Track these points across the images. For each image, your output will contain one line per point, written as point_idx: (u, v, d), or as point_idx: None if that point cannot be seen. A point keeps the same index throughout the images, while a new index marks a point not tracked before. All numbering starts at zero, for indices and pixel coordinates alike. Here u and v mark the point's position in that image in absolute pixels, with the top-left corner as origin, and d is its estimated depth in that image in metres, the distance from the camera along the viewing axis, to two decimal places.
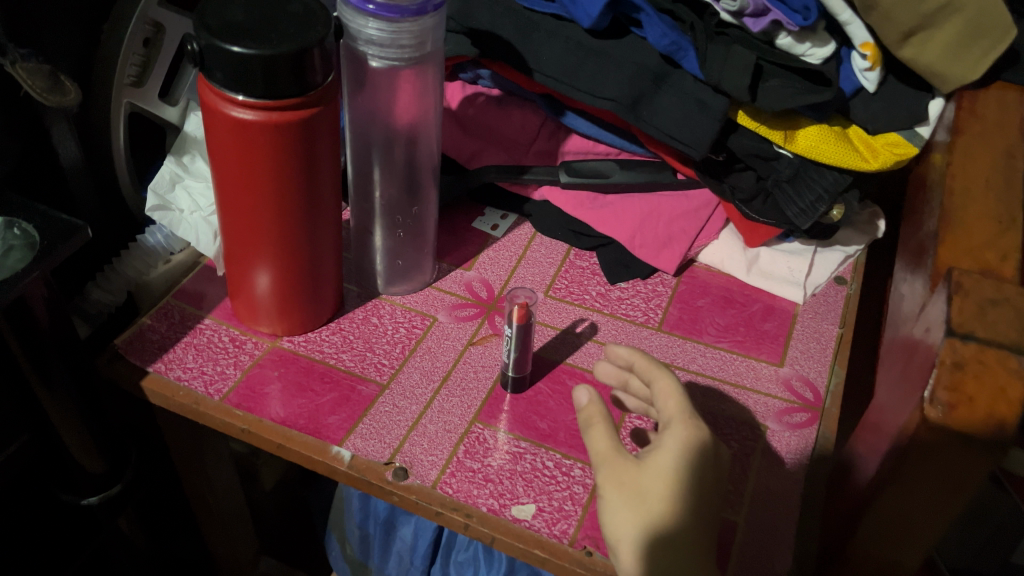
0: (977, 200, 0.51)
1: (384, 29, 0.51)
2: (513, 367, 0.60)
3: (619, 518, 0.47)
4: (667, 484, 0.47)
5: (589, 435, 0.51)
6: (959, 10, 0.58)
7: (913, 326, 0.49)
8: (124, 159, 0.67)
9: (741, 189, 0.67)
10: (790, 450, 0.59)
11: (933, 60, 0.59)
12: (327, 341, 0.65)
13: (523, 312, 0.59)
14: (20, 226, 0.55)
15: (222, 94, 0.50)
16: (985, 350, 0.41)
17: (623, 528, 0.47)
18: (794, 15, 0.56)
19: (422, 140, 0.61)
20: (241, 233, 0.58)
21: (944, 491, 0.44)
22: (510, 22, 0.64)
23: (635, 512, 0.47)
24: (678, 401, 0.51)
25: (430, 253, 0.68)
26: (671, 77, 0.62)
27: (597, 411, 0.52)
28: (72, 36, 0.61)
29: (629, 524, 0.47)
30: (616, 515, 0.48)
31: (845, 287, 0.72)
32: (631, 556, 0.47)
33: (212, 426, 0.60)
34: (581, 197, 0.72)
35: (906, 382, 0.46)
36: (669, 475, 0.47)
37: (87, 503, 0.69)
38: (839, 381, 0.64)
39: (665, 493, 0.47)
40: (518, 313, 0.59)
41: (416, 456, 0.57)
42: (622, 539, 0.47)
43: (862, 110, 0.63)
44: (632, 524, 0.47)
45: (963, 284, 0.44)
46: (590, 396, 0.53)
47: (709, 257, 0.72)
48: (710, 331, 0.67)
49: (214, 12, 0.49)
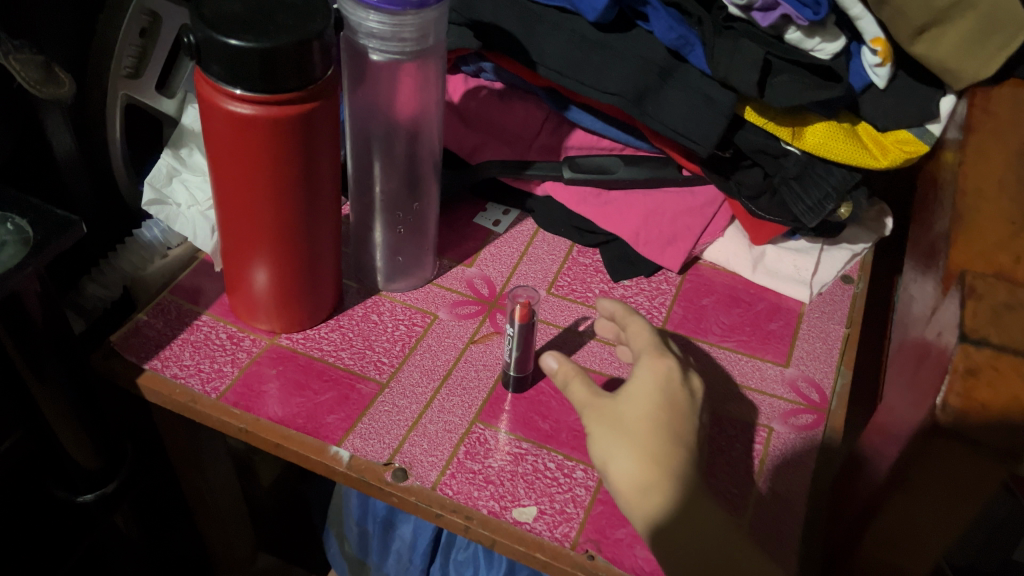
0: (990, 201, 0.50)
1: (385, 22, 0.50)
2: (515, 367, 0.60)
3: (609, 451, 0.50)
4: (642, 404, 0.52)
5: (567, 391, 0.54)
6: (974, 5, 0.56)
7: (923, 329, 0.48)
8: (120, 151, 0.65)
9: (747, 186, 0.66)
10: (796, 452, 0.58)
11: (945, 56, 0.58)
12: (326, 338, 0.64)
13: (525, 311, 0.58)
14: (12, 221, 0.54)
15: (220, 87, 0.49)
16: (999, 356, 0.40)
17: (612, 456, 0.50)
18: (804, 9, 0.55)
19: (423, 134, 0.60)
20: (238, 229, 0.57)
21: (954, 498, 0.43)
22: (513, 14, 0.63)
23: (620, 439, 0.50)
24: (649, 337, 0.57)
25: (430, 249, 0.67)
26: (677, 72, 0.61)
27: (569, 369, 0.55)
28: (67, 26, 0.60)
29: (616, 452, 0.50)
30: (605, 450, 0.51)
31: (852, 286, 0.71)
32: (622, 475, 0.49)
33: (209, 424, 0.59)
34: (585, 192, 0.71)
35: (917, 386, 0.45)
36: (644, 399, 0.52)
37: (82, 501, 0.68)
38: (846, 382, 0.63)
39: (643, 414, 0.51)
40: (520, 312, 0.58)
41: (416, 457, 0.56)
42: (615, 470, 0.50)
43: (871, 108, 0.62)
44: (619, 449, 0.50)
45: (977, 287, 0.43)
46: (558, 358, 0.56)
47: (714, 255, 0.71)
48: (714, 330, 0.66)
49: (212, 3, 0.48)
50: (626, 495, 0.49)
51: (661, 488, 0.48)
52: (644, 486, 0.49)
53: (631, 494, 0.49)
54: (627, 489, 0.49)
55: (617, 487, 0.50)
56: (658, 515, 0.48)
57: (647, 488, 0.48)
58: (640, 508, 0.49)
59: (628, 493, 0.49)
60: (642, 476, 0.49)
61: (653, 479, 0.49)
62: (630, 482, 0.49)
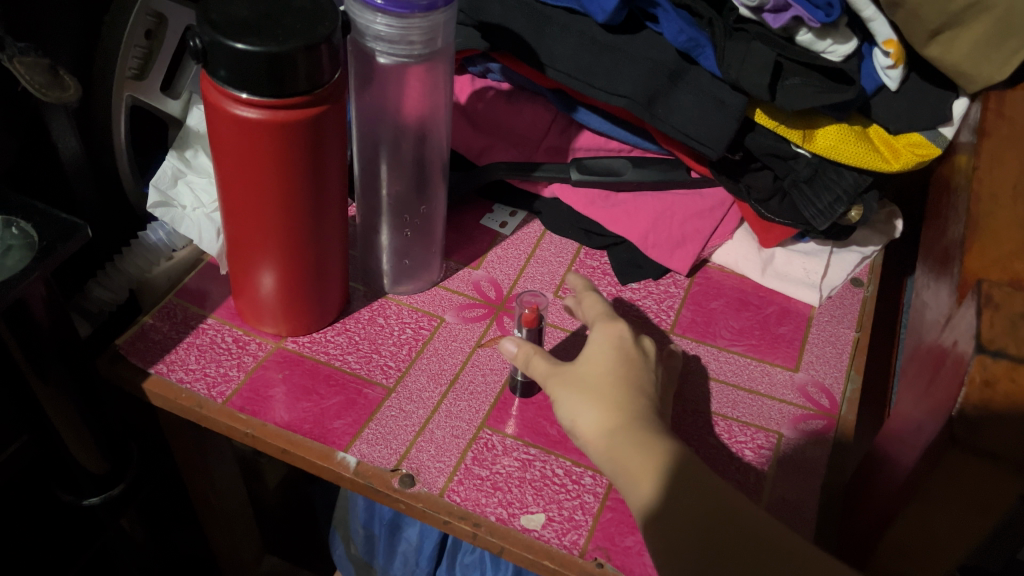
0: (1006, 207, 0.49)
1: (393, 25, 0.49)
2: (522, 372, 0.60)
3: (575, 407, 0.51)
4: (599, 364, 0.53)
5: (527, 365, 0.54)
6: (988, 8, 0.55)
7: (938, 336, 0.48)
8: (126, 156, 0.65)
9: (757, 188, 0.66)
10: (805, 459, 0.57)
11: (960, 59, 0.57)
12: (333, 342, 0.64)
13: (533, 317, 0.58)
14: (19, 225, 0.54)
15: (225, 91, 0.48)
16: (1017, 367, 0.39)
17: (578, 411, 0.51)
18: (816, 11, 0.55)
19: (431, 137, 0.59)
20: (244, 232, 0.56)
21: (968, 509, 0.43)
22: (522, 15, 0.62)
23: (582, 396, 0.51)
24: (604, 308, 0.58)
25: (437, 252, 0.67)
26: (687, 74, 0.61)
27: (529, 347, 0.55)
28: (71, 29, 0.59)
29: (581, 408, 0.51)
30: (570, 409, 0.51)
31: (862, 289, 0.70)
32: (591, 426, 0.50)
33: (216, 430, 0.59)
34: (593, 195, 0.70)
35: (931, 395, 0.45)
36: (600, 358, 0.53)
37: (88, 503, 0.67)
38: (856, 388, 0.62)
39: (602, 373, 0.52)
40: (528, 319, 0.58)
41: (424, 463, 0.56)
42: (583, 425, 0.51)
43: (884, 110, 0.61)
44: (582, 403, 0.51)
45: (993, 296, 0.42)
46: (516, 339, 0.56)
47: (722, 257, 0.71)
48: (723, 334, 0.66)
49: (218, 7, 0.48)
50: (596, 445, 0.50)
51: (629, 437, 0.49)
52: (609, 432, 0.49)
53: (597, 442, 0.50)
54: (596, 442, 0.50)
55: (586, 440, 0.50)
56: (635, 464, 0.48)
57: (614, 438, 0.49)
58: (613, 458, 0.49)
59: (598, 444, 0.50)
60: (607, 425, 0.50)
61: (619, 429, 0.49)
62: (597, 432, 0.50)
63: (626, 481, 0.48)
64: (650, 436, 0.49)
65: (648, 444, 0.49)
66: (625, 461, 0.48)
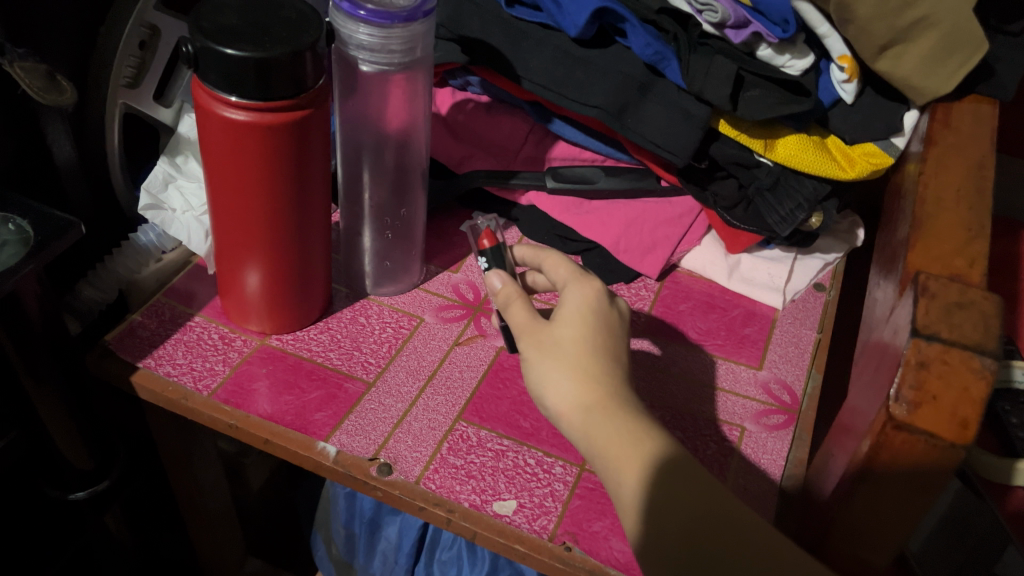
0: (949, 209, 0.52)
1: (374, 34, 0.52)
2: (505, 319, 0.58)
3: (546, 373, 0.51)
4: (570, 326, 0.52)
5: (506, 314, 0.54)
6: (934, 24, 0.59)
7: (884, 330, 0.51)
8: (116, 158, 0.67)
9: (723, 197, 0.69)
10: (766, 451, 0.60)
11: (908, 72, 0.61)
12: (315, 339, 0.66)
13: (491, 238, 0.58)
14: (15, 222, 0.56)
15: (215, 95, 0.51)
16: (949, 350, 0.42)
17: (551, 378, 0.51)
18: (774, 27, 0.59)
19: (411, 145, 0.62)
20: (230, 231, 0.59)
21: (910, 491, 0.45)
22: (499, 30, 0.66)
23: (553, 366, 0.51)
24: (567, 267, 0.57)
25: (417, 256, 0.70)
26: (655, 86, 0.64)
27: (512, 288, 0.54)
28: (69, 37, 0.62)
29: (553, 378, 0.51)
30: (542, 378, 0.52)
31: (825, 293, 0.74)
32: (565, 396, 0.51)
33: (201, 422, 0.61)
34: (568, 203, 0.74)
35: (877, 382, 0.48)
36: (577, 321, 0.52)
37: (74, 498, 0.69)
38: (816, 385, 0.65)
39: (573, 337, 0.52)
40: (487, 245, 0.58)
41: (401, 452, 0.58)
42: (554, 398, 0.51)
43: (840, 121, 0.65)
44: (553, 371, 0.51)
45: (930, 287, 0.45)
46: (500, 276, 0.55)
47: (691, 263, 0.74)
48: (691, 334, 0.69)
49: (208, 14, 0.51)
50: (571, 417, 0.51)
51: (605, 418, 0.50)
52: (586, 405, 0.50)
53: (572, 413, 0.51)
54: (572, 419, 0.51)
55: (560, 410, 0.51)
56: (619, 452, 0.49)
57: (591, 419, 0.50)
58: (592, 442, 0.50)
59: (574, 421, 0.51)
60: (584, 401, 0.50)
61: (595, 408, 0.50)
62: (572, 409, 0.51)
63: (608, 469, 0.49)
64: (626, 421, 0.50)
65: (629, 433, 0.49)
66: (604, 446, 0.49)
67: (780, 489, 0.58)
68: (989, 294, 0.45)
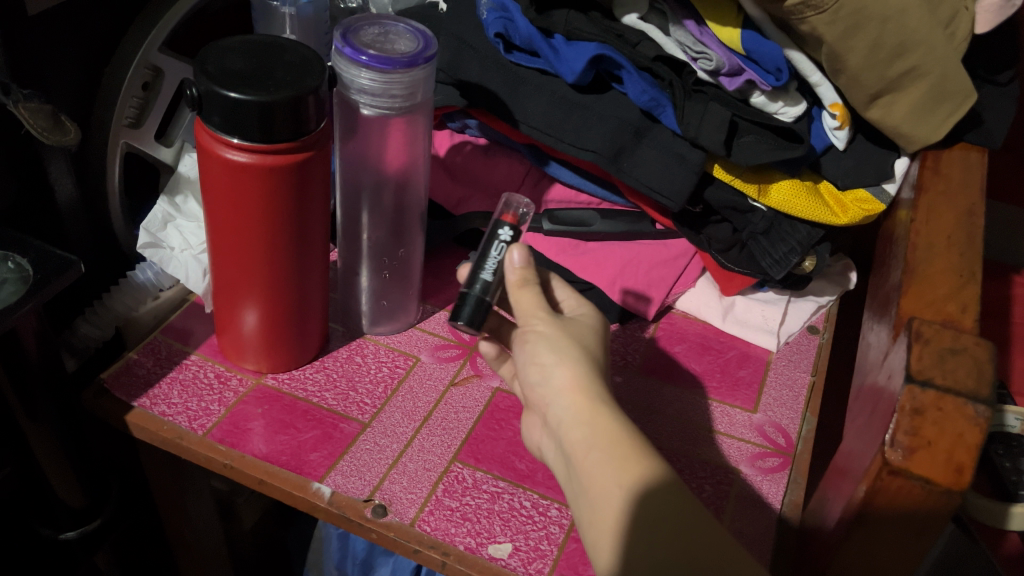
0: (940, 255, 0.53)
1: (376, 79, 0.53)
2: (488, 292, 0.55)
3: (559, 349, 0.51)
4: (580, 328, 0.53)
5: (512, 293, 0.54)
6: (923, 76, 0.60)
7: (878, 374, 0.51)
8: (119, 200, 0.69)
9: (717, 240, 0.70)
10: (761, 493, 0.60)
11: (898, 121, 0.63)
12: (311, 379, 0.66)
13: (513, 219, 0.56)
14: (15, 260, 0.56)
15: (219, 137, 0.52)
16: (943, 397, 0.43)
17: (561, 355, 0.50)
18: (767, 76, 0.60)
19: (410, 187, 0.63)
20: (229, 271, 0.59)
21: (905, 536, 0.45)
22: (498, 75, 0.67)
23: (566, 348, 0.51)
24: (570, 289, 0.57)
25: (415, 295, 0.70)
26: (650, 131, 0.65)
27: (532, 273, 0.54)
28: (73, 79, 0.63)
29: (566, 357, 0.50)
30: (553, 353, 0.50)
31: (818, 335, 0.75)
32: (569, 375, 0.50)
33: (195, 461, 0.60)
34: (563, 244, 0.73)
35: (872, 427, 0.48)
36: (590, 330, 0.53)
37: (65, 538, 0.69)
38: (811, 428, 0.66)
39: (584, 336, 0.53)
40: (508, 222, 0.56)
41: (396, 494, 0.58)
42: (560, 375, 0.50)
43: (833, 167, 0.67)
44: (567, 350, 0.51)
45: (923, 332, 0.46)
46: (524, 250, 0.54)
47: (686, 304, 0.75)
48: (686, 376, 0.69)
49: (212, 59, 0.51)
50: (569, 398, 0.49)
51: (605, 411, 0.48)
52: (591, 394, 0.49)
53: (573, 393, 0.49)
54: (575, 401, 0.49)
55: (561, 387, 0.49)
56: (616, 454, 0.47)
57: (594, 409, 0.48)
58: (589, 430, 0.48)
59: (574, 405, 0.49)
60: (591, 390, 0.49)
61: (599, 400, 0.49)
62: (577, 393, 0.49)
63: (594, 460, 0.47)
64: (620, 424, 0.48)
65: (621, 441, 0.47)
66: (603, 436, 0.47)
67: (775, 532, 0.58)
68: (981, 340, 0.46)
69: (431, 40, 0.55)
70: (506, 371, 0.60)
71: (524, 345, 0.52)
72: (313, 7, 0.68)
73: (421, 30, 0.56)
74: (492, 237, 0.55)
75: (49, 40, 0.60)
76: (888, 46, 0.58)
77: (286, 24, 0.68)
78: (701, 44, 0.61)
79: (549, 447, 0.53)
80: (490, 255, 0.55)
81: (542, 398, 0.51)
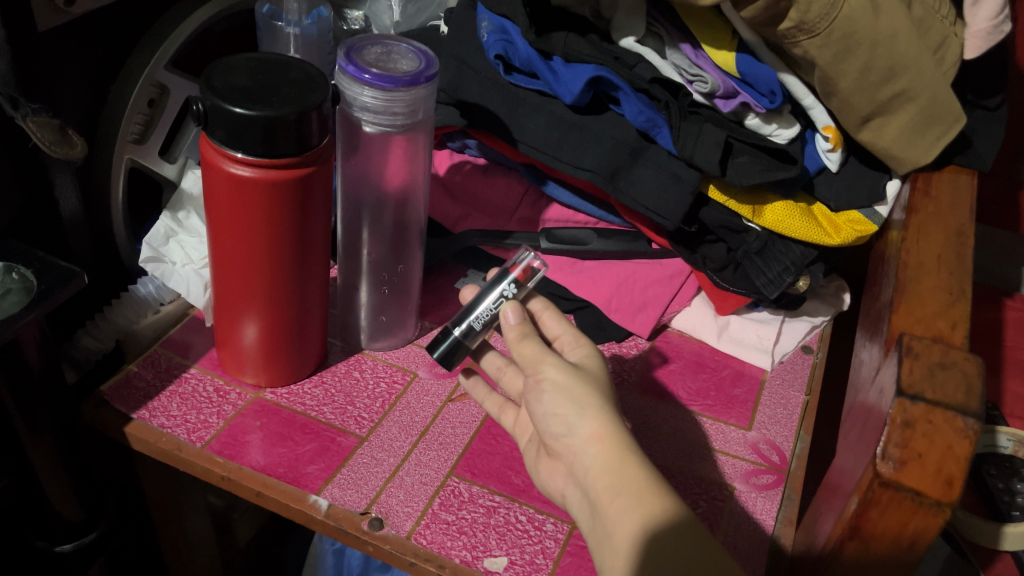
0: (931, 273, 0.54)
1: (379, 97, 0.54)
2: (472, 335, 0.57)
3: (578, 398, 0.49)
4: (593, 374, 0.52)
5: (516, 348, 0.53)
6: (913, 100, 0.62)
7: (869, 390, 0.52)
8: (121, 213, 0.69)
9: (712, 259, 0.71)
10: (756, 511, 0.61)
11: (889, 143, 0.64)
12: (309, 394, 0.67)
13: (524, 274, 0.57)
14: (18, 271, 0.57)
15: (222, 151, 0.53)
16: (933, 410, 0.43)
17: (583, 407, 0.49)
18: (761, 98, 0.62)
19: (410, 204, 0.64)
20: (231, 285, 0.60)
21: (896, 551, 0.46)
22: (497, 95, 0.68)
23: (587, 396, 0.49)
24: (566, 326, 0.57)
25: (413, 312, 0.71)
26: (646, 152, 0.66)
27: (529, 328, 0.54)
28: (77, 94, 0.64)
29: (591, 407, 0.49)
30: (574, 402, 0.49)
31: (812, 355, 0.76)
32: (597, 423, 0.49)
33: (193, 473, 0.61)
34: (560, 262, 0.74)
35: (864, 440, 0.49)
36: (599, 370, 0.53)
37: (60, 550, 0.69)
38: (804, 446, 0.66)
39: (598, 380, 0.52)
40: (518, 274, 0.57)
41: (392, 507, 0.58)
42: (586, 425, 0.49)
43: (825, 187, 0.68)
44: (588, 399, 0.49)
45: (913, 348, 0.47)
46: (519, 309, 0.55)
47: (681, 323, 0.76)
48: (682, 394, 0.70)
49: (219, 75, 0.52)
50: (596, 448, 0.48)
51: (629, 459, 0.48)
52: (618, 443, 0.48)
53: (599, 441, 0.48)
54: (602, 449, 0.48)
55: (587, 438, 0.48)
56: (636, 498, 0.46)
57: (620, 454, 0.48)
58: (614, 478, 0.47)
59: (601, 453, 0.48)
60: (617, 440, 0.48)
61: (625, 447, 0.48)
62: (602, 441, 0.48)
63: (619, 507, 0.46)
64: (644, 469, 0.47)
65: (645, 489, 0.47)
66: (629, 483, 0.47)
67: (770, 548, 0.58)
68: (970, 355, 0.47)
69: (434, 61, 0.56)
70: (492, 404, 0.61)
71: (540, 395, 0.51)
72: (317, 27, 0.70)
73: (423, 50, 0.57)
74: (495, 284, 0.57)
75: (57, 56, 0.61)
76: (878, 68, 0.59)
77: (290, 44, 0.70)
78: (696, 66, 0.63)
79: (574, 493, 0.52)
80: (485, 303, 0.56)
81: (567, 447, 0.50)
